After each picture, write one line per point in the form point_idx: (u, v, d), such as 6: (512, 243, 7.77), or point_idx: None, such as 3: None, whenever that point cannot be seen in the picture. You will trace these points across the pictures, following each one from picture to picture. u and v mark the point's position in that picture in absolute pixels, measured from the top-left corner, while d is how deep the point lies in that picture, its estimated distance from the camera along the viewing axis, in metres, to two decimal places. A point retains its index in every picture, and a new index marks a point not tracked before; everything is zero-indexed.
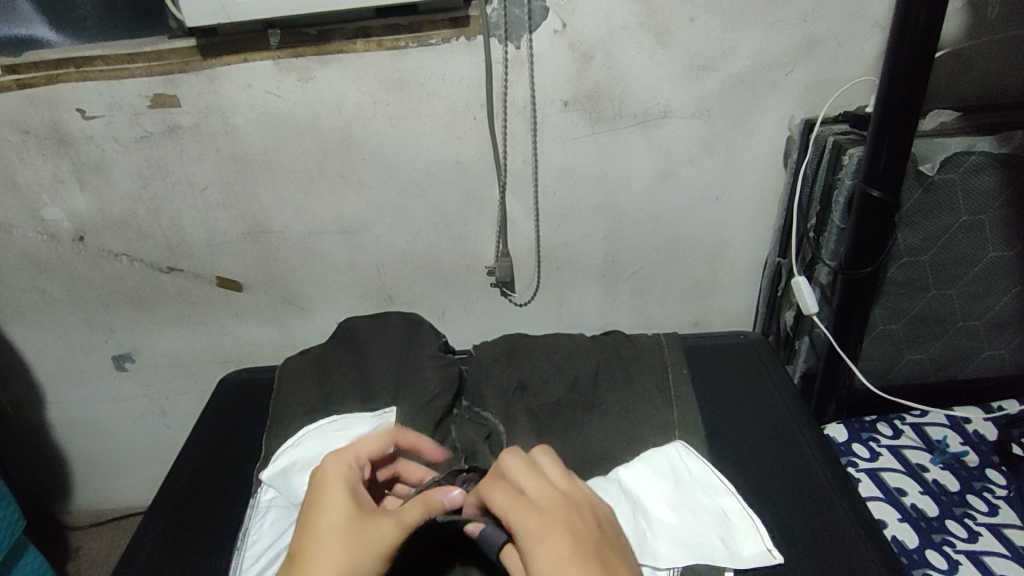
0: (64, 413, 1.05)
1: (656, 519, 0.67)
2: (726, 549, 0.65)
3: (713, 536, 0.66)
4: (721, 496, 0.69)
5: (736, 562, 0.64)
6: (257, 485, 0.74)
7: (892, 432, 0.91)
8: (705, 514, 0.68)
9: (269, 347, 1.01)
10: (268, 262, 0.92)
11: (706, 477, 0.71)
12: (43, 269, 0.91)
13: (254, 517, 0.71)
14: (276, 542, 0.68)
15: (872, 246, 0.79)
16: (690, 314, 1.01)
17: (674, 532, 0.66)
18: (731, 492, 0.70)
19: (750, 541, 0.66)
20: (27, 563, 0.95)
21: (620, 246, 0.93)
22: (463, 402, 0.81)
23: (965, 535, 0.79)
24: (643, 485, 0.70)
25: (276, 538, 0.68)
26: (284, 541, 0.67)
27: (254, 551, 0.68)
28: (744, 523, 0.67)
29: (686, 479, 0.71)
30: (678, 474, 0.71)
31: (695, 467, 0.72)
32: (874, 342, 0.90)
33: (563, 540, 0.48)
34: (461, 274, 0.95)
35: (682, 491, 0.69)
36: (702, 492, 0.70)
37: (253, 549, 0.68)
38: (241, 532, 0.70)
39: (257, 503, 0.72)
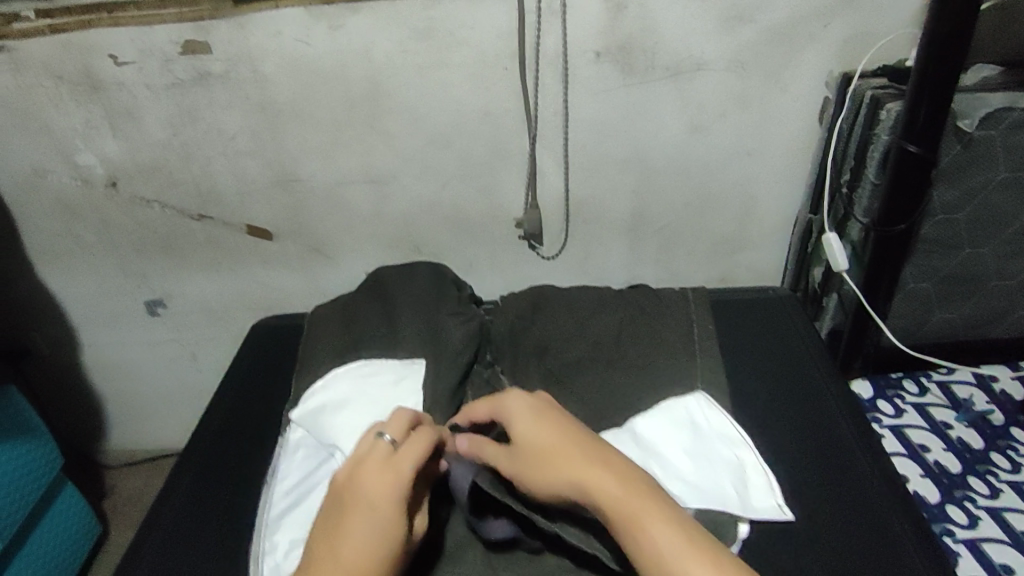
0: (98, 359, 1.07)
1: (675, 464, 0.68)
2: (739, 498, 0.66)
3: (727, 484, 0.66)
4: (738, 447, 0.70)
5: (748, 512, 0.65)
6: (287, 424, 0.76)
7: (918, 389, 0.91)
8: (720, 463, 0.68)
9: (298, 296, 1.02)
10: (297, 211, 0.93)
11: (723, 431, 0.71)
12: (77, 216, 0.92)
13: (286, 456, 0.72)
14: (305, 479, 0.70)
15: (907, 203, 0.79)
16: (716, 271, 1.01)
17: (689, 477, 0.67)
18: (747, 445, 0.70)
19: (762, 495, 0.67)
20: (67, 499, 0.99)
21: (648, 200, 0.93)
22: (486, 358, 0.83)
23: (987, 491, 0.80)
24: (662, 432, 0.71)
25: (305, 475, 0.70)
26: (314, 479, 0.70)
27: (284, 486, 0.70)
28: (754, 477, 0.68)
29: (704, 429, 0.71)
30: (696, 426, 0.71)
31: (710, 420, 0.71)
32: (903, 301, 0.90)
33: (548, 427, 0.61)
34: (488, 226, 0.95)
35: (699, 441, 0.70)
36: (719, 442, 0.70)
37: (283, 483, 0.70)
38: (272, 467, 0.72)
39: (287, 440, 0.74)
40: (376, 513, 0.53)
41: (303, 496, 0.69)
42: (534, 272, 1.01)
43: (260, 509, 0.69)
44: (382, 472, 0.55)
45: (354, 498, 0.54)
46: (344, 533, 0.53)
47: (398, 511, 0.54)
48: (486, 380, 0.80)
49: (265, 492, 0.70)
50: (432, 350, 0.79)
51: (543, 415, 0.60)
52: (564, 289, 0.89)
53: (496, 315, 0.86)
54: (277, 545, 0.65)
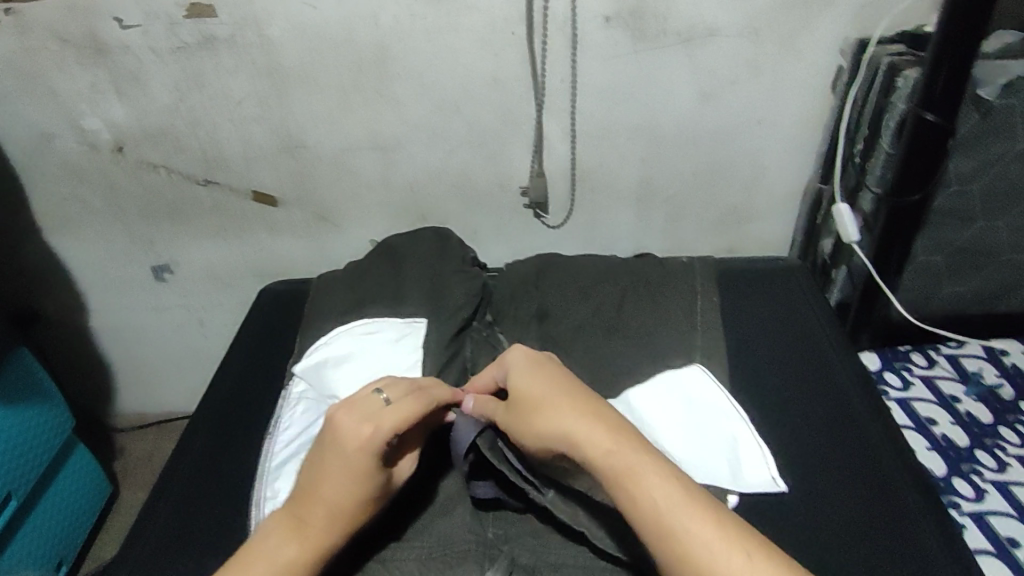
0: (108, 324, 1.08)
1: (665, 437, 0.68)
2: (730, 471, 0.66)
3: (718, 457, 0.66)
4: (731, 420, 0.69)
5: (738, 484, 0.65)
6: (289, 378, 0.77)
7: (926, 362, 0.90)
8: (713, 437, 0.68)
9: (305, 263, 1.02)
10: (304, 177, 0.92)
11: (719, 407, 0.70)
12: (84, 181, 0.92)
13: (287, 407, 0.73)
14: (306, 430, 0.71)
15: (922, 173, 0.77)
16: (724, 242, 1.00)
17: (679, 452, 0.66)
18: (741, 419, 0.69)
19: (756, 467, 0.66)
20: (79, 462, 1.01)
21: (657, 169, 0.92)
22: (485, 317, 0.81)
23: (994, 464, 0.80)
24: (658, 405, 0.70)
25: (305, 426, 0.71)
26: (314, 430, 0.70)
27: (286, 438, 0.71)
28: (748, 451, 0.67)
29: (700, 403, 0.70)
30: (690, 398, 0.70)
31: (706, 396, 0.71)
32: (914, 274, 0.88)
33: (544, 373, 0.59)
34: (495, 194, 0.94)
35: (693, 414, 0.69)
36: (712, 415, 0.69)
37: (285, 434, 0.71)
38: (274, 419, 0.73)
39: (288, 394, 0.75)
40: (350, 470, 0.54)
41: (303, 447, 0.69)
42: (540, 242, 1.01)
43: (262, 460, 0.70)
44: (362, 425, 0.55)
45: (335, 448, 0.55)
46: (322, 479, 0.55)
47: (371, 472, 0.55)
48: (486, 337, 0.78)
49: (267, 444, 0.71)
50: (435, 313, 0.78)
51: (539, 371, 0.58)
52: (568, 258, 0.88)
53: (500, 281, 0.86)
54: (279, 491, 0.66)
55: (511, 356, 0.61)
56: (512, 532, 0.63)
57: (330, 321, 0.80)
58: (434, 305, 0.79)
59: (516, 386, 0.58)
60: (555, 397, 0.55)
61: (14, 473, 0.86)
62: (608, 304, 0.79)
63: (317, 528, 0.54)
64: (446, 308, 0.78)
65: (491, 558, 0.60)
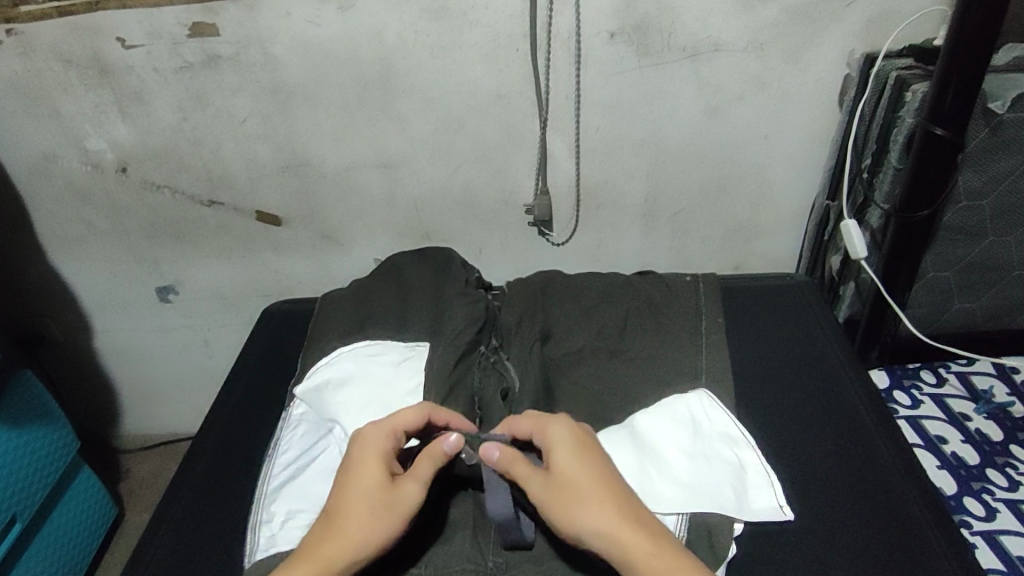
0: (112, 342, 1.08)
1: (670, 461, 0.66)
2: (736, 501, 0.64)
3: (724, 486, 0.64)
4: (739, 447, 0.67)
5: (745, 513, 0.63)
6: (290, 398, 0.76)
7: (935, 380, 0.90)
8: (719, 463, 0.66)
9: (308, 281, 1.02)
10: (308, 196, 0.92)
11: (726, 435, 0.68)
12: (88, 201, 0.92)
13: (286, 428, 0.73)
14: (304, 452, 0.70)
15: (930, 189, 0.76)
16: (730, 258, 0.99)
17: (685, 478, 0.65)
18: (747, 446, 0.67)
19: (763, 496, 0.65)
20: (83, 484, 1.01)
21: (662, 185, 0.91)
22: (491, 342, 0.78)
23: (1006, 483, 0.79)
24: (660, 429, 0.68)
25: (305, 448, 0.71)
26: (314, 452, 0.70)
27: (285, 460, 0.70)
28: (754, 480, 0.66)
29: (705, 429, 0.68)
30: (696, 424, 0.69)
31: (713, 423, 0.69)
32: (923, 289, 0.88)
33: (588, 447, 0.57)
34: (499, 211, 0.94)
35: (698, 440, 0.68)
36: (719, 441, 0.68)
37: (283, 457, 0.70)
38: (273, 441, 0.72)
39: (287, 416, 0.74)
40: (364, 470, 0.57)
41: (301, 471, 0.69)
42: (545, 259, 1.00)
43: (260, 482, 0.70)
44: (366, 432, 0.59)
45: (349, 459, 0.59)
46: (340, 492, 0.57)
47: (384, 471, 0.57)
48: (491, 364, 0.76)
49: (266, 465, 0.71)
50: (438, 338, 0.77)
51: (588, 454, 0.56)
52: (573, 276, 0.88)
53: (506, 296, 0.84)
54: (274, 515, 0.66)
55: (559, 428, 0.58)
56: (512, 560, 0.61)
57: (334, 343, 0.79)
58: (438, 328, 0.78)
59: (566, 466, 0.55)
60: (601, 494, 0.54)
61: (17, 496, 0.85)
62: (609, 327, 0.78)
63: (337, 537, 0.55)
64: (449, 334, 0.76)
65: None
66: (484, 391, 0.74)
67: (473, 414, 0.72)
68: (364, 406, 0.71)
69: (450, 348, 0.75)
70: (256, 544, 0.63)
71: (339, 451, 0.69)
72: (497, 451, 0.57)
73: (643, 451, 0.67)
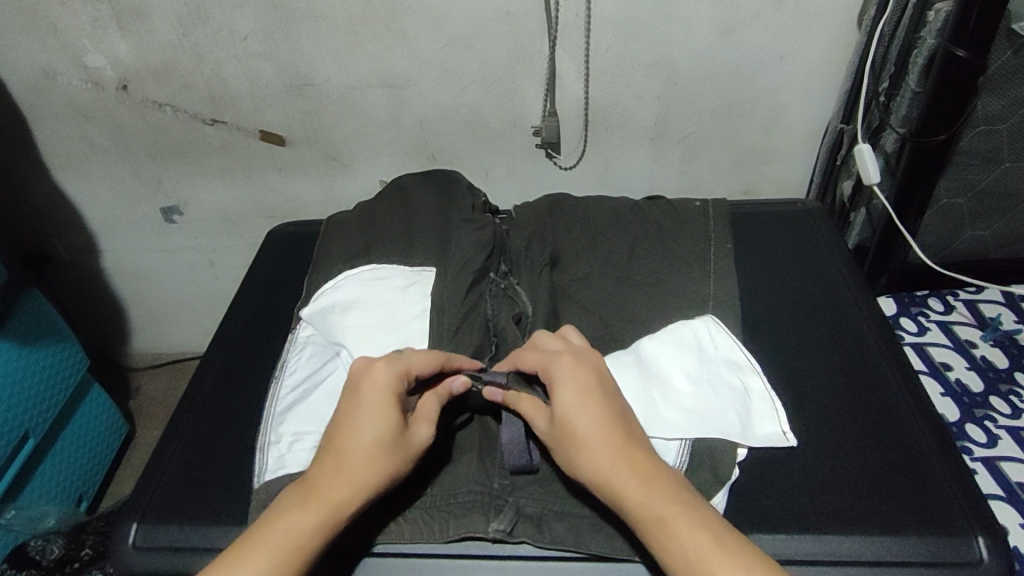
0: (120, 265, 1.09)
1: (676, 386, 0.66)
2: (741, 425, 0.64)
3: (730, 410, 0.65)
4: (746, 374, 0.68)
5: (749, 439, 0.64)
6: (296, 321, 0.77)
7: (943, 307, 0.89)
8: (725, 389, 0.66)
9: (313, 204, 1.01)
10: (312, 115, 0.91)
11: (732, 361, 0.69)
12: (90, 120, 0.91)
13: (294, 352, 0.73)
14: (309, 375, 0.71)
15: (949, 113, 0.75)
16: (740, 184, 0.98)
17: (690, 403, 0.65)
18: (753, 372, 0.68)
19: (767, 421, 0.65)
20: (95, 399, 1.03)
21: (673, 108, 0.89)
22: (500, 268, 0.77)
23: (1009, 410, 0.79)
24: (666, 355, 0.68)
25: (313, 370, 0.71)
26: (320, 375, 0.70)
27: (292, 382, 0.71)
28: (758, 405, 0.66)
29: (711, 353, 0.69)
30: (703, 350, 0.69)
31: (719, 348, 0.69)
32: (935, 217, 0.87)
33: (587, 382, 0.57)
34: (506, 133, 0.92)
35: (705, 365, 0.68)
36: (726, 368, 0.68)
37: (290, 379, 0.71)
38: (279, 363, 0.73)
39: (295, 339, 0.74)
40: (375, 409, 0.56)
41: (308, 393, 0.70)
42: (552, 183, 0.99)
43: (268, 402, 0.70)
44: (376, 369, 0.57)
45: (356, 393, 0.57)
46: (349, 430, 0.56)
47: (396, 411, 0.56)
48: (503, 291, 0.75)
49: (273, 385, 0.72)
50: (447, 263, 0.76)
51: (588, 397, 0.56)
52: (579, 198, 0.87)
53: (517, 220, 0.83)
54: (282, 436, 0.67)
55: (554, 367, 0.58)
56: (518, 482, 0.62)
57: (340, 264, 0.79)
58: (445, 253, 0.77)
59: (564, 410, 0.56)
60: (599, 430, 0.54)
61: (31, 412, 0.88)
62: (618, 253, 0.78)
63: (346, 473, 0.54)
64: (456, 260, 0.75)
65: (497, 509, 0.60)
66: (497, 318, 0.73)
67: (486, 343, 0.71)
68: (372, 330, 0.72)
69: (456, 268, 0.74)
70: (265, 465, 0.65)
71: (346, 375, 0.70)
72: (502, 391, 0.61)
73: (649, 378, 0.67)
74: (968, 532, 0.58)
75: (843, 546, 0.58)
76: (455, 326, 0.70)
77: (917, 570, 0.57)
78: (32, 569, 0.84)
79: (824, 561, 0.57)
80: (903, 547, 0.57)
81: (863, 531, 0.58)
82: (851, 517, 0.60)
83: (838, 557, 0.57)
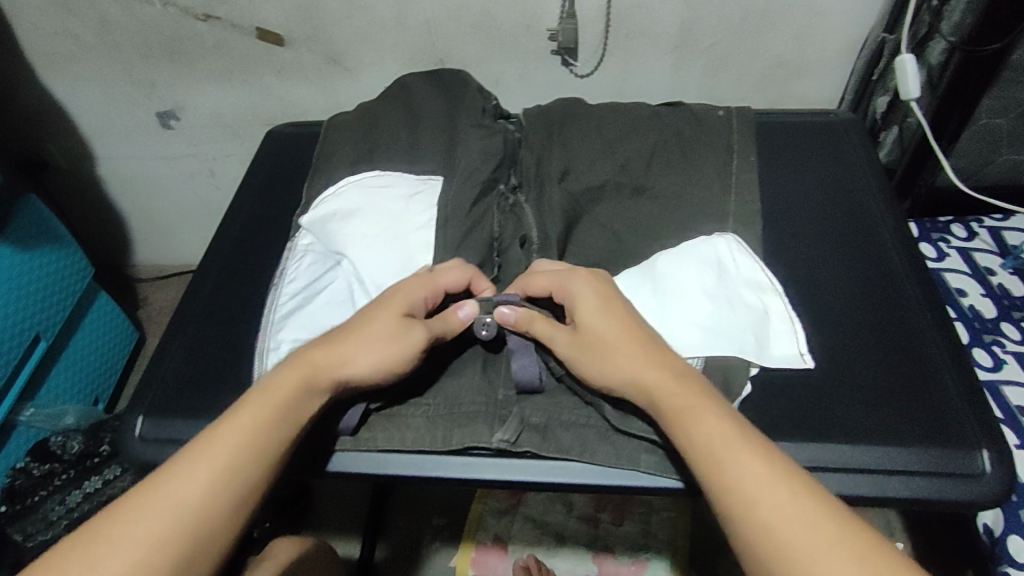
0: (116, 172, 1.05)
1: (693, 303, 0.65)
2: (756, 345, 0.63)
3: (747, 330, 0.63)
4: (763, 293, 0.66)
5: (763, 359, 0.63)
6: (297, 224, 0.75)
7: (966, 234, 0.87)
8: (743, 308, 0.65)
9: (314, 109, 0.96)
10: (312, 11, 0.84)
11: (752, 280, 0.67)
12: (72, 12, 0.84)
13: (293, 260, 0.71)
14: (310, 283, 0.69)
15: (1008, 18, 0.69)
16: (766, 97, 0.92)
17: (707, 320, 0.64)
18: (773, 291, 0.66)
19: (784, 342, 0.64)
20: (103, 308, 1.02)
21: (702, 13, 0.82)
22: (511, 181, 0.75)
23: (1018, 336, 0.79)
24: (686, 269, 0.67)
25: (314, 278, 0.70)
26: (321, 283, 0.69)
27: (291, 289, 0.69)
28: (774, 325, 0.65)
29: (730, 271, 0.67)
30: (722, 268, 0.67)
31: (738, 265, 0.67)
32: (971, 138, 0.82)
33: (609, 298, 0.57)
34: (519, 36, 0.86)
35: (724, 284, 0.66)
36: (744, 287, 0.66)
37: (289, 287, 0.70)
38: (279, 270, 0.72)
39: (297, 247, 0.73)
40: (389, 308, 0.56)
41: (309, 301, 0.68)
42: (566, 91, 0.93)
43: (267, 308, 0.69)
44: (413, 282, 0.59)
45: (388, 293, 0.58)
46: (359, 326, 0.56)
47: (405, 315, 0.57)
48: (509, 208, 0.73)
49: (272, 293, 0.70)
50: (452, 172, 0.73)
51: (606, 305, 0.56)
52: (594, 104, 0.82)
53: (528, 129, 0.79)
54: (281, 342, 0.66)
55: (574, 284, 0.58)
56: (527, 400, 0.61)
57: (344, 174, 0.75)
58: (450, 159, 0.74)
59: (586, 321, 0.56)
60: (629, 341, 0.54)
61: (35, 317, 0.87)
62: (635, 161, 0.74)
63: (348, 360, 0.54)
64: (462, 170, 0.72)
65: (501, 419, 0.60)
66: (502, 236, 0.71)
67: (489, 259, 0.69)
68: (372, 239, 0.69)
69: (466, 182, 0.71)
70: (265, 370, 0.65)
71: (347, 283, 0.68)
72: (513, 311, 0.59)
73: (665, 295, 0.65)
74: (973, 445, 0.59)
75: (845, 456, 0.59)
76: (458, 239, 0.68)
77: (917, 479, 0.57)
78: (54, 462, 0.86)
79: (826, 470, 0.58)
80: (909, 455, 0.58)
81: (868, 441, 0.59)
82: (859, 430, 0.60)
83: (838, 465, 0.58)
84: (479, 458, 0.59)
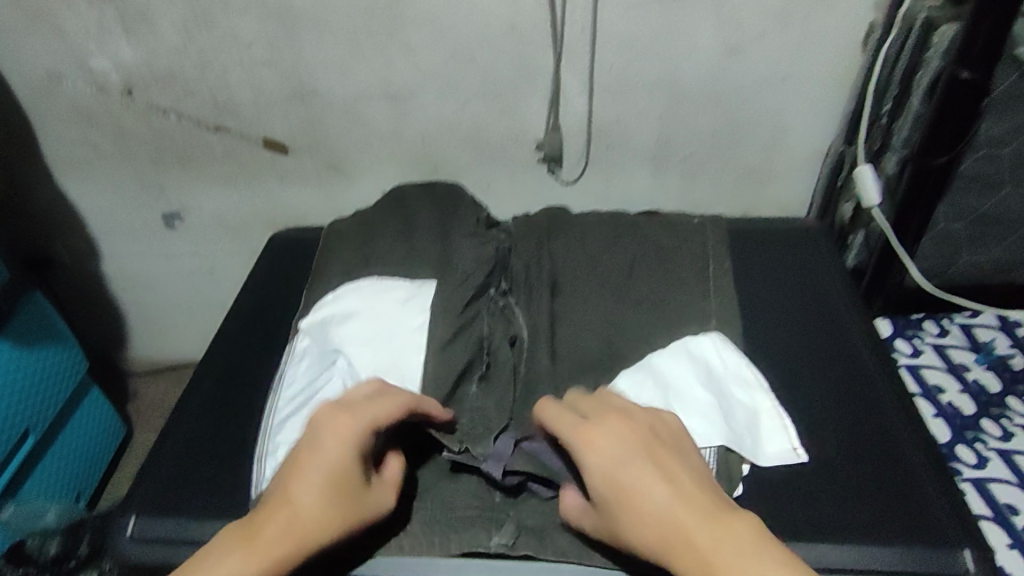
0: (120, 270, 1.08)
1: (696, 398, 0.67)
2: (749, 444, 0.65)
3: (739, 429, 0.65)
4: (754, 392, 0.68)
5: (756, 458, 0.65)
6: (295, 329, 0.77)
7: (938, 331, 0.90)
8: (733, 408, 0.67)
9: (314, 213, 1.01)
10: (316, 124, 0.91)
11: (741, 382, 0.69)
12: (93, 123, 0.91)
13: (292, 362, 0.73)
14: (306, 387, 0.70)
15: (953, 134, 0.76)
16: (740, 203, 0.98)
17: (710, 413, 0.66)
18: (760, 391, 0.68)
19: (776, 440, 0.65)
20: (94, 402, 1.03)
21: (676, 127, 0.90)
22: (500, 285, 0.77)
23: (999, 433, 0.80)
24: (681, 368, 0.69)
25: (310, 380, 0.71)
26: (318, 385, 0.70)
27: (289, 393, 0.71)
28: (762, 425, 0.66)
29: (720, 373, 0.69)
30: (711, 369, 0.69)
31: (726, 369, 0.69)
32: (934, 242, 0.87)
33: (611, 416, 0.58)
34: (508, 148, 0.93)
35: (714, 384, 0.68)
36: (735, 387, 0.68)
37: (288, 391, 0.71)
38: (279, 375, 0.73)
39: (294, 349, 0.74)
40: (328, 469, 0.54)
41: (306, 404, 0.69)
42: (552, 198, 0.99)
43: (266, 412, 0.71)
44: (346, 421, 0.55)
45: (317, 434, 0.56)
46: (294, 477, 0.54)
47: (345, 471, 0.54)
48: (501, 310, 0.75)
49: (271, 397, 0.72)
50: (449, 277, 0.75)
51: (592, 446, 0.52)
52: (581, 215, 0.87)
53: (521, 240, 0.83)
54: (278, 446, 0.67)
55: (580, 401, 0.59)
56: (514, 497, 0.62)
57: (341, 276, 0.78)
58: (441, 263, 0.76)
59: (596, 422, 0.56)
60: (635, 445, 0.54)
61: (28, 411, 0.87)
62: (618, 271, 0.78)
63: (281, 519, 0.52)
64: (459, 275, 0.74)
65: (499, 523, 0.61)
66: (492, 337, 0.72)
67: (478, 357, 0.71)
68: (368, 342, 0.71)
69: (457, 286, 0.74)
70: (262, 476, 0.66)
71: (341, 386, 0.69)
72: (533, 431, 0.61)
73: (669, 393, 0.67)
74: (954, 544, 0.59)
75: (830, 554, 0.59)
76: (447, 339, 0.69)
77: None
78: (30, 566, 0.81)
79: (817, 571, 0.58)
80: (891, 557, 0.59)
81: (852, 541, 0.60)
82: (840, 530, 0.60)
83: (823, 565, 0.59)
84: (478, 562, 0.60)
